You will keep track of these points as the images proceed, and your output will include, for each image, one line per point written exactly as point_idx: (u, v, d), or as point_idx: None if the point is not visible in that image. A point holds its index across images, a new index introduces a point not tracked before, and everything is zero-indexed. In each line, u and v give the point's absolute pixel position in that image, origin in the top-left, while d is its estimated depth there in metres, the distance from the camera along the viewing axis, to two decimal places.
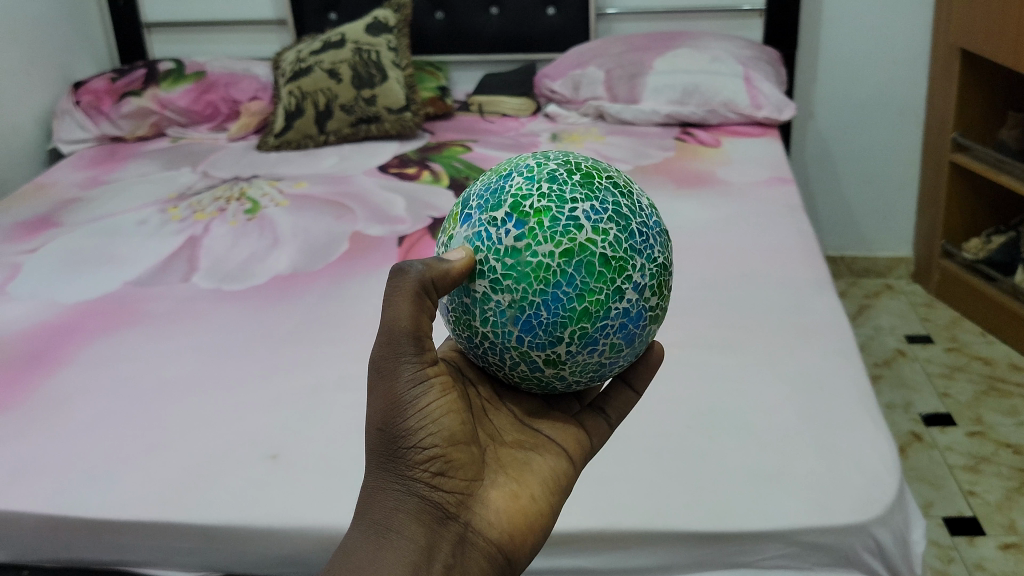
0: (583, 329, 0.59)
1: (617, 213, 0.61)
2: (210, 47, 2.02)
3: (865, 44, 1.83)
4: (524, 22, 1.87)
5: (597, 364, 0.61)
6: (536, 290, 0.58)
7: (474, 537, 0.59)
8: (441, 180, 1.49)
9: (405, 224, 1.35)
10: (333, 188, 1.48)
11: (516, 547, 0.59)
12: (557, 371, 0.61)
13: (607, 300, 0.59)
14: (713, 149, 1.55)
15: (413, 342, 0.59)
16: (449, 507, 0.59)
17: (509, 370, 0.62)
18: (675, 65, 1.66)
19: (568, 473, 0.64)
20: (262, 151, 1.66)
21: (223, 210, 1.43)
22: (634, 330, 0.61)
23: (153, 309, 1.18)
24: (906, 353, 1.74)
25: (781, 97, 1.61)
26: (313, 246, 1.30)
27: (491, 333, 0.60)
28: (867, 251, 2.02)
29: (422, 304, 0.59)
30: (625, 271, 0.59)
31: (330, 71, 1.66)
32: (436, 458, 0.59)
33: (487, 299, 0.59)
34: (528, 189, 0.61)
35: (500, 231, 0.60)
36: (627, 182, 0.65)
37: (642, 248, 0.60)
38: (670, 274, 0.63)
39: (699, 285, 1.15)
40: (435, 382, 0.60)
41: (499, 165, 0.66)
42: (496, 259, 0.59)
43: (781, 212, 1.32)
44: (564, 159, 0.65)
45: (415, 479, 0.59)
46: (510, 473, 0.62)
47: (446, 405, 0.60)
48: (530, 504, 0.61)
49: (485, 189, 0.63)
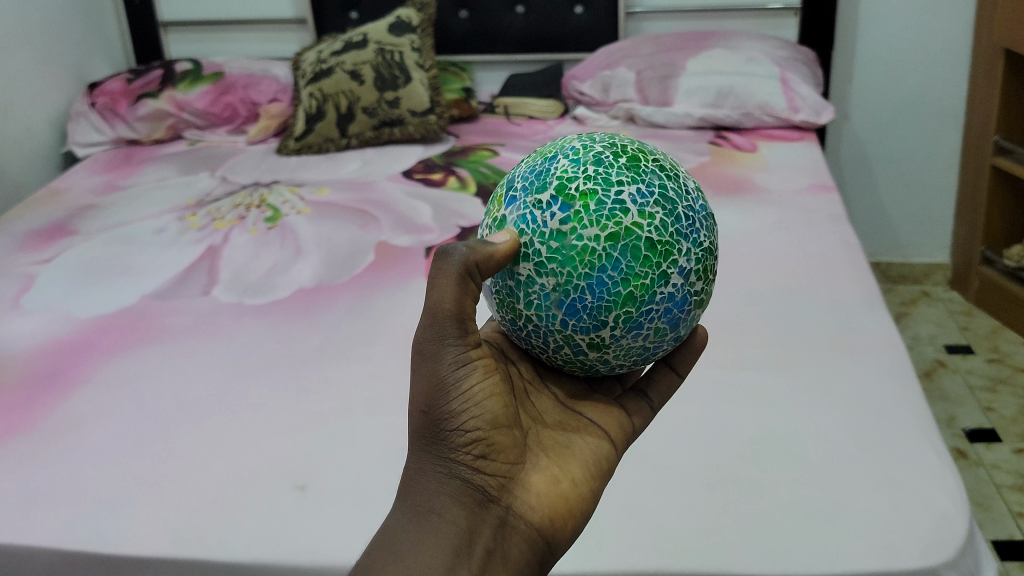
0: (628, 313, 0.59)
1: (663, 196, 0.60)
2: (228, 46, 1.98)
3: (903, 43, 1.77)
4: (550, 21, 1.82)
5: (641, 347, 0.62)
6: (580, 274, 0.58)
7: (515, 520, 0.59)
8: (468, 186, 1.44)
9: (433, 234, 1.29)
10: (356, 194, 1.43)
11: (556, 531, 0.60)
12: (600, 354, 0.61)
13: (652, 285, 0.59)
14: (750, 154, 1.50)
15: (458, 326, 0.58)
16: (491, 490, 0.59)
17: (553, 353, 0.63)
18: (708, 66, 1.60)
19: (608, 456, 0.65)
20: (282, 155, 1.61)
21: (243, 217, 1.38)
22: (678, 314, 0.61)
23: (172, 325, 1.13)
24: (947, 364, 1.68)
25: (819, 100, 1.55)
26: (337, 257, 1.26)
27: (536, 316, 0.60)
28: (904, 256, 1.97)
29: (467, 288, 0.59)
30: (670, 255, 0.59)
31: (352, 72, 1.61)
32: (478, 440, 0.59)
33: (531, 282, 0.59)
34: (574, 172, 0.60)
35: (545, 214, 0.60)
36: (673, 166, 0.65)
37: (687, 233, 0.60)
38: (715, 258, 0.63)
39: (744, 300, 1.10)
40: (478, 366, 0.60)
41: (544, 147, 0.66)
42: (541, 243, 0.59)
43: (825, 222, 1.26)
44: (609, 142, 0.65)
45: (458, 462, 0.59)
46: (549, 457, 0.62)
47: (488, 389, 0.60)
48: (571, 489, 0.61)
49: (530, 171, 0.63)
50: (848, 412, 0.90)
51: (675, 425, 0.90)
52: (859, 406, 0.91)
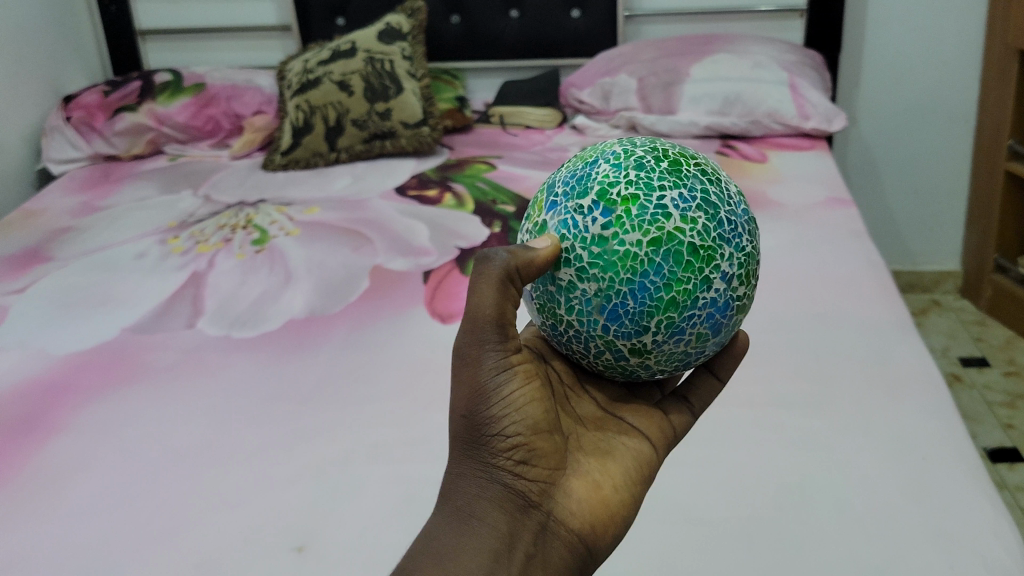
0: (670, 319, 0.56)
1: (706, 201, 0.58)
2: (209, 55, 1.89)
3: (913, 44, 1.71)
4: (546, 25, 1.75)
5: (683, 354, 0.59)
6: (622, 280, 0.56)
7: (556, 526, 0.57)
8: (466, 204, 1.37)
9: (432, 256, 1.23)
10: (348, 214, 1.36)
11: (597, 537, 0.58)
12: (642, 360, 0.59)
13: (694, 290, 0.56)
14: (759, 164, 1.43)
15: (498, 331, 0.57)
16: (531, 495, 0.57)
17: (593, 359, 0.61)
18: (714, 72, 1.54)
19: (650, 460, 0.63)
20: (268, 171, 1.53)
21: (229, 239, 1.31)
22: (720, 319, 0.58)
23: (156, 362, 1.06)
24: (962, 378, 1.62)
25: (830, 106, 1.48)
26: (329, 284, 1.18)
27: (577, 321, 0.58)
28: (912, 265, 1.91)
29: (507, 294, 0.57)
30: (713, 260, 0.56)
31: (341, 82, 1.54)
32: (519, 446, 0.57)
33: (572, 288, 0.57)
34: (615, 176, 0.58)
35: (587, 219, 0.57)
36: (715, 170, 0.62)
37: (730, 237, 0.58)
38: (757, 263, 0.60)
39: (767, 326, 1.03)
40: (518, 372, 0.58)
41: (585, 151, 0.63)
42: (582, 248, 0.57)
43: (845, 239, 1.20)
44: (649, 146, 0.63)
45: (498, 467, 0.57)
46: (590, 462, 0.61)
47: (529, 394, 0.58)
48: (612, 495, 0.59)
49: (570, 176, 0.61)
50: (889, 453, 0.83)
51: (706, 470, 0.83)
52: (901, 448, 0.84)
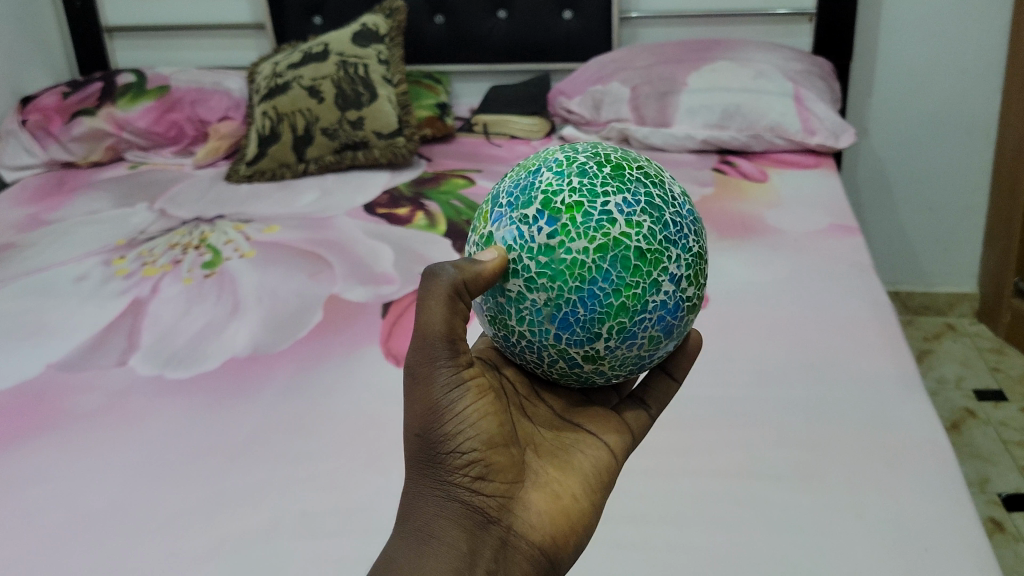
0: (621, 324, 0.56)
1: (650, 204, 0.57)
2: (178, 53, 1.82)
3: (929, 51, 1.59)
4: (536, 27, 1.64)
5: (636, 357, 0.59)
6: (571, 288, 0.55)
7: (517, 540, 0.56)
8: (438, 224, 1.26)
9: (393, 286, 1.12)
10: (310, 234, 1.25)
11: (559, 548, 0.57)
12: (596, 366, 0.58)
13: (644, 293, 0.55)
14: (759, 183, 1.32)
15: (449, 347, 0.56)
16: (490, 510, 0.56)
17: (547, 367, 0.60)
18: (712, 81, 1.42)
19: (609, 466, 0.63)
20: (231, 183, 1.43)
21: (178, 261, 1.21)
22: (671, 321, 0.58)
23: (78, 407, 0.95)
24: (977, 414, 1.49)
25: (838, 120, 1.36)
26: (278, 317, 1.08)
27: (528, 331, 0.57)
28: (925, 286, 1.80)
29: (456, 308, 0.56)
30: (661, 263, 0.56)
31: (311, 88, 1.43)
32: (476, 461, 0.56)
33: (522, 299, 0.56)
34: (559, 184, 0.57)
35: (532, 228, 0.56)
36: (657, 171, 0.62)
37: (676, 239, 0.57)
38: (705, 261, 0.60)
39: (752, 378, 0.92)
40: (471, 387, 0.57)
41: (526, 161, 0.62)
42: (530, 258, 0.56)
43: (845, 274, 1.08)
44: (592, 151, 0.62)
45: (456, 485, 0.56)
46: (549, 473, 0.60)
47: (483, 409, 0.57)
48: (572, 505, 0.59)
49: (514, 186, 0.59)
50: (888, 541, 0.71)
51: (677, 557, 0.72)
52: (902, 534, 0.72)
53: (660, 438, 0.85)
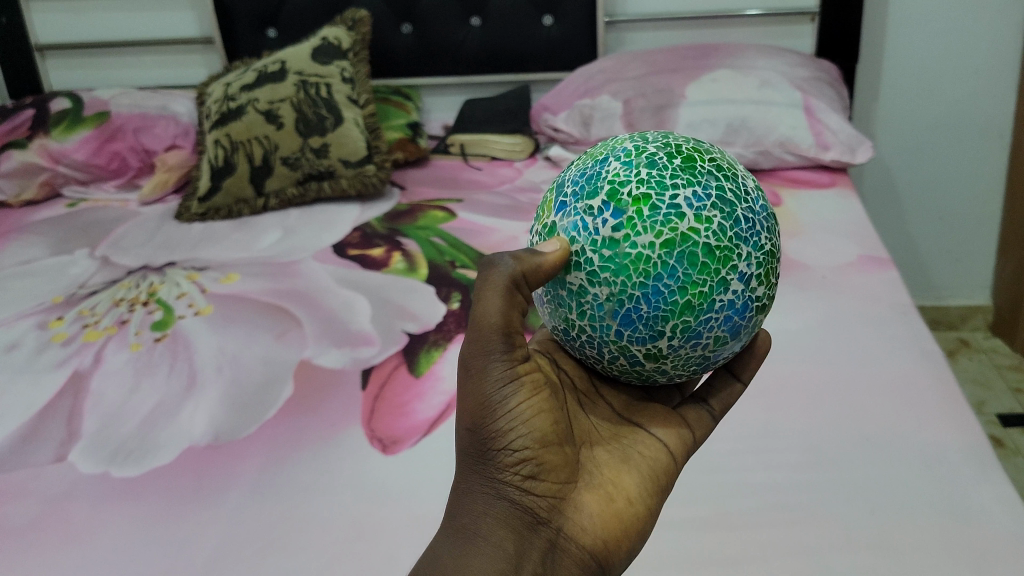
0: (686, 323, 0.53)
1: (722, 198, 0.53)
2: (120, 73, 1.70)
3: (940, 50, 1.46)
4: (513, 34, 1.52)
5: (701, 357, 0.56)
6: (635, 284, 0.52)
7: (567, 543, 0.55)
8: (419, 268, 1.12)
9: (374, 348, 0.98)
10: (274, 284, 1.11)
11: (611, 554, 0.55)
12: (658, 365, 0.56)
13: (710, 292, 0.52)
14: (772, 209, 1.19)
15: (505, 340, 0.54)
16: (540, 511, 0.55)
17: (608, 364, 0.58)
18: (713, 93, 1.29)
19: (666, 469, 0.61)
20: (182, 222, 1.28)
21: (124, 322, 1.06)
22: (739, 322, 0.55)
23: (6, 520, 0.80)
24: (1003, 441, 1.37)
25: (854, 133, 1.24)
26: (240, 394, 0.93)
27: (589, 326, 0.55)
28: (935, 299, 1.70)
29: (513, 301, 0.54)
30: (730, 261, 0.52)
31: (268, 112, 1.28)
32: (527, 460, 0.55)
33: (583, 292, 0.54)
34: (626, 175, 0.54)
35: (597, 220, 0.53)
36: (731, 164, 0.58)
37: (747, 236, 0.53)
38: (777, 260, 0.56)
39: (799, 461, 0.79)
40: (525, 383, 0.56)
41: (593, 148, 0.60)
42: (593, 251, 0.53)
43: (884, 320, 0.95)
44: (662, 139, 0.58)
45: (506, 482, 0.55)
46: (603, 475, 0.58)
47: (537, 405, 0.56)
48: (625, 508, 0.57)
49: (580, 175, 0.57)
50: None
51: None
52: None
53: (705, 543, 0.72)
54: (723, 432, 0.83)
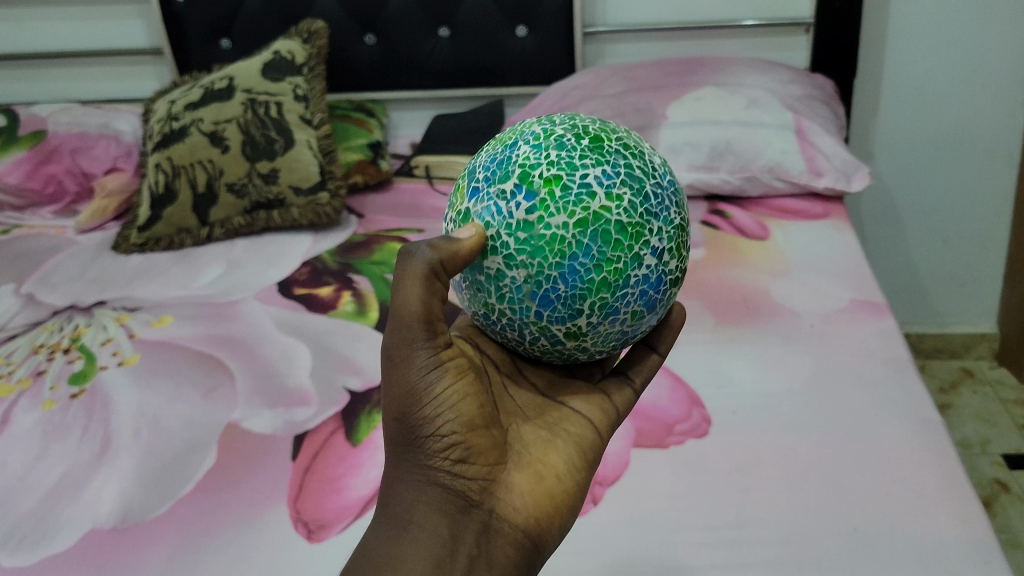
0: (603, 300, 0.56)
1: (629, 176, 0.57)
2: (65, 84, 1.68)
3: (944, 64, 1.36)
4: (483, 46, 1.47)
5: (619, 332, 0.59)
6: (551, 264, 0.54)
7: (501, 524, 0.57)
8: (369, 311, 1.02)
9: (309, 410, 0.88)
10: (209, 330, 1.01)
11: (544, 530, 0.57)
12: (578, 342, 0.59)
13: (625, 268, 0.55)
14: (759, 243, 1.09)
15: (425, 327, 0.56)
16: (472, 494, 0.57)
17: (530, 344, 0.61)
18: (697, 112, 1.19)
19: (593, 443, 0.64)
20: (119, 254, 1.18)
21: (40, 373, 0.96)
22: (653, 295, 0.58)
23: None
24: (1009, 485, 1.26)
25: (849, 158, 1.14)
26: (156, 465, 0.83)
27: (509, 309, 0.57)
28: (938, 326, 1.59)
29: (434, 289, 0.56)
30: (642, 236, 0.56)
31: (212, 134, 1.18)
32: (456, 444, 0.57)
33: (501, 276, 0.56)
34: (536, 159, 0.57)
35: (511, 204, 0.56)
36: (635, 144, 0.62)
37: (656, 211, 0.57)
38: (685, 234, 0.61)
39: (778, 558, 0.67)
40: (448, 368, 0.57)
41: (502, 134, 0.62)
42: (509, 235, 0.56)
43: (878, 381, 0.85)
44: (568, 124, 0.62)
45: (437, 469, 0.57)
46: (531, 454, 0.61)
47: (461, 390, 0.57)
48: (555, 484, 0.59)
49: (492, 161, 0.59)
50: None
51: None
52: None
53: None
54: (692, 521, 0.72)
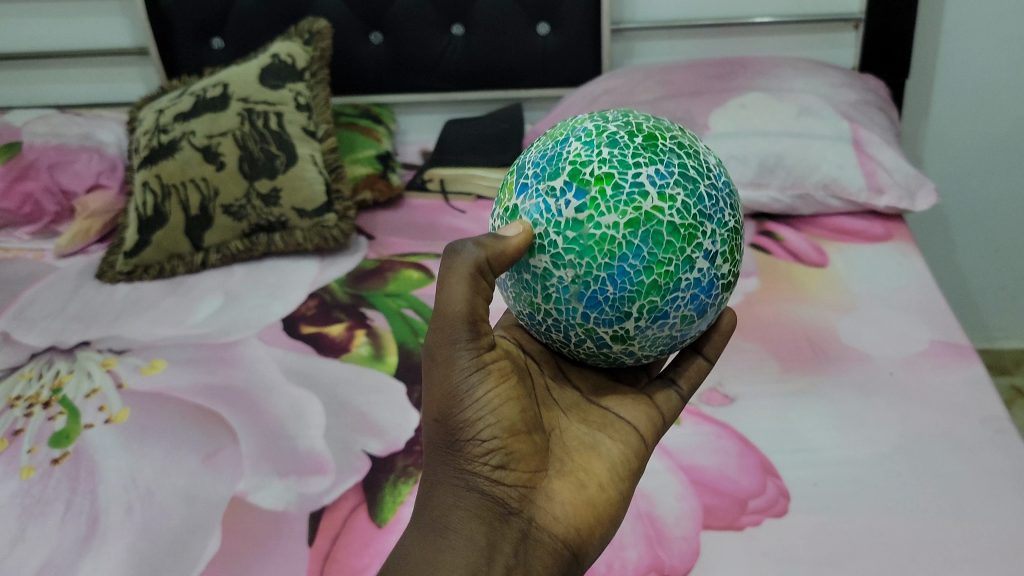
0: (652, 303, 0.50)
1: (684, 175, 0.51)
2: (46, 88, 1.58)
3: (999, 62, 1.30)
4: (502, 44, 1.41)
5: (668, 337, 0.54)
6: (600, 265, 0.49)
7: (539, 533, 0.52)
8: (386, 355, 0.91)
9: (325, 480, 0.77)
10: (206, 378, 0.89)
11: (584, 541, 0.53)
12: (626, 347, 0.54)
13: (676, 271, 0.50)
14: (817, 272, 0.99)
15: (470, 328, 0.51)
16: (511, 501, 0.53)
17: (575, 347, 0.55)
18: (743, 121, 1.08)
19: (639, 452, 0.60)
20: (104, 283, 1.08)
21: (17, 432, 0.84)
22: (705, 300, 0.52)
23: None
24: None
25: (913, 173, 1.03)
26: (151, 551, 0.70)
27: (555, 310, 0.52)
28: (987, 340, 1.56)
29: (478, 288, 0.51)
30: (695, 238, 0.50)
31: (205, 150, 1.08)
32: (495, 449, 0.52)
33: (548, 276, 0.51)
34: (588, 155, 0.51)
35: (560, 201, 0.50)
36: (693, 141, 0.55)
37: (711, 213, 0.51)
38: (740, 237, 0.55)
39: None
40: (490, 371, 0.53)
41: (552, 129, 0.56)
42: (556, 233, 0.50)
43: (976, 446, 0.74)
44: (623, 121, 0.55)
45: (474, 473, 0.52)
46: (574, 461, 0.57)
47: (503, 394, 0.53)
48: (597, 495, 0.55)
49: (540, 156, 0.54)
50: None
51: None
52: None
53: None
54: None
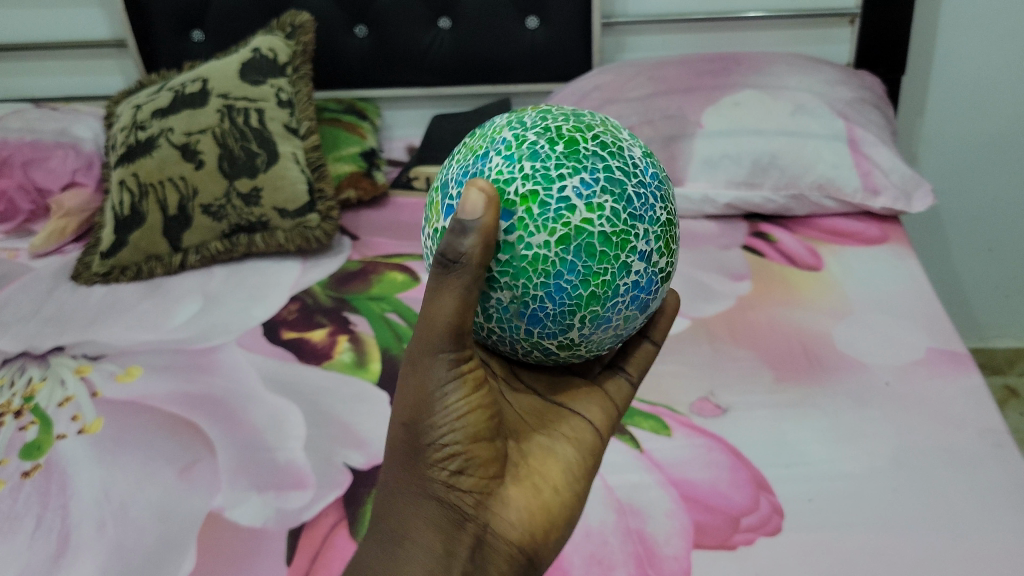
0: (594, 312, 0.49)
1: (610, 179, 0.48)
2: (23, 82, 1.55)
3: (997, 55, 1.28)
4: (489, 37, 1.38)
5: (614, 336, 0.53)
6: (536, 284, 0.47)
7: (493, 537, 0.51)
8: (369, 363, 0.88)
9: (305, 495, 0.74)
10: (183, 386, 0.87)
11: (539, 546, 0.51)
12: (573, 351, 0.53)
13: (613, 279, 0.48)
14: (811, 275, 0.96)
15: (455, 339, 0.48)
16: (466, 506, 0.50)
17: (522, 356, 0.55)
18: (735, 120, 1.06)
19: (594, 448, 0.59)
20: (79, 285, 1.06)
21: None
22: (647, 297, 0.51)
23: None
24: None
25: (908, 174, 1.01)
26: (123, 571, 0.68)
27: (498, 328, 0.51)
28: (979, 339, 1.55)
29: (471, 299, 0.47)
30: (629, 243, 0.48)
31: (184, 147, 1.05)
32: (456, 455, 0.50)
33: (486, 297, 0.49)
34: (509, 171, 0.48)
35: None
36: (617, 133, 0.52)
37: (642, 212, 0.49)
38: (677, 224, 0.53)
39: None
40: (468, 379, 0.50)
41: (471, 140, 0.53)
42: None
43: (976, 460, 0.72)
44: (541, 121, 0.52)
45: (434, 477, 0.50)
46: (531, 463, 0.54)
47: (476, 402, 0.50)
48: (552, 499, 0.53)
49: (463, 174, 0.51)
50: None
51: None
52: None
53: None
54: None
